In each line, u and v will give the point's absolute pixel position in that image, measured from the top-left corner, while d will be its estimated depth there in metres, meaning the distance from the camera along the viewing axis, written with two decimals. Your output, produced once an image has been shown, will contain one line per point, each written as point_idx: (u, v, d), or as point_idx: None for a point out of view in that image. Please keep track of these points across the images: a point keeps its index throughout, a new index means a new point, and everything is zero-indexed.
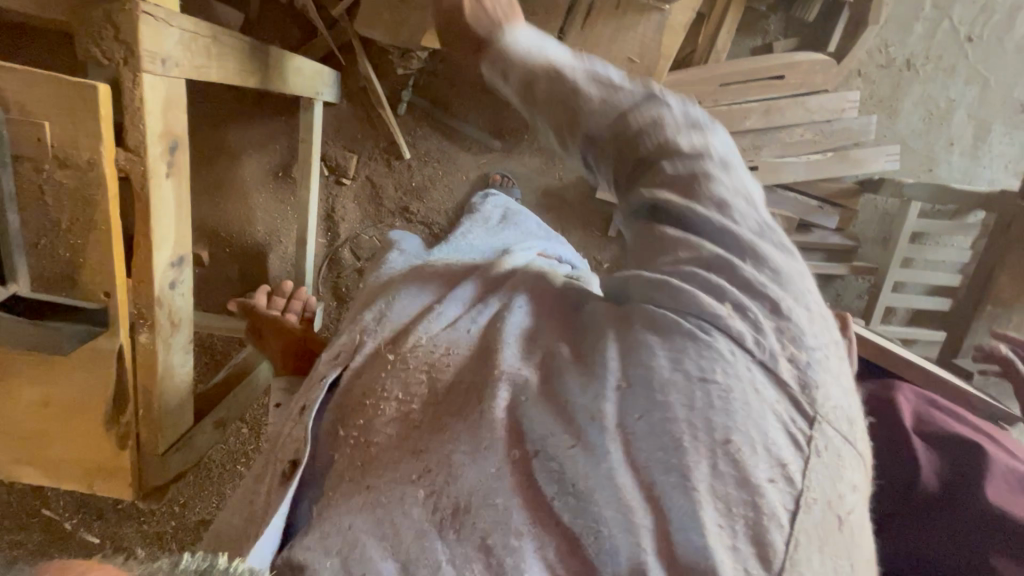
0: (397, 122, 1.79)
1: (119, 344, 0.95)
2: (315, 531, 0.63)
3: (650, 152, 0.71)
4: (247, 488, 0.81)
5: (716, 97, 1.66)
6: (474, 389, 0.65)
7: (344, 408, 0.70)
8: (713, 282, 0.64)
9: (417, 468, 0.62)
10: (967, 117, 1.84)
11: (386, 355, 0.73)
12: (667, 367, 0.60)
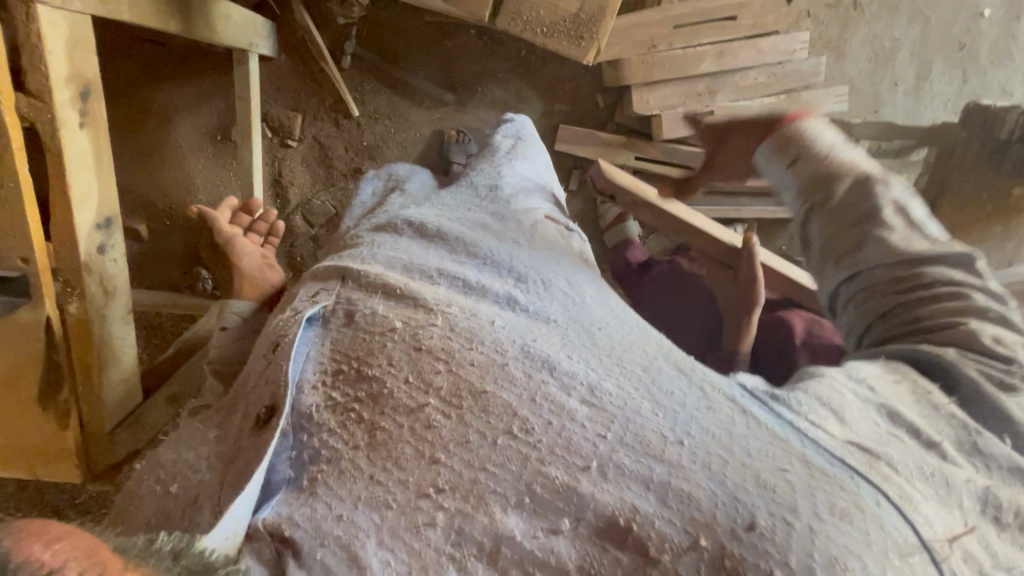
0: (342, 77, 1.70)
1: (45, 316, 0.87)
2: (306, 505, 0.60)
3: (938, 306, 0.78)
4: (199, 423, 0.76)
5: (670, 40, 1.65)
6: (497, 376, 0.65)
7: (342, 374, 0.69)
8: (891, 405, 0.68)
9: (421, 455, 0.61)
10: (911, 57, 1.88)
11: (394, 327, 0.71)
12: (793, 457, 0.59)
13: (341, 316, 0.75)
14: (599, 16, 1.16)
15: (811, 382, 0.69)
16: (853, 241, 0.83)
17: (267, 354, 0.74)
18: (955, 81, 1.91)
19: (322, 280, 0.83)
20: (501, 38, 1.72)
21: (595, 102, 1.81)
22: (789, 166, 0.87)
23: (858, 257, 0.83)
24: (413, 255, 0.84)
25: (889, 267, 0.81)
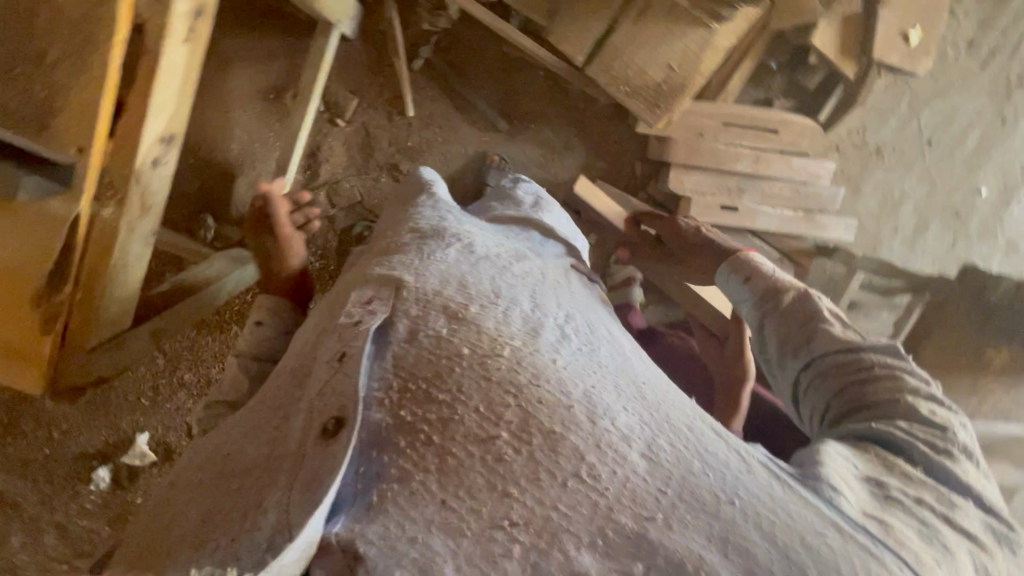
0: (409, 76, 1.74)
1: (75, 213, 0.82)
2: (379, 523, 0.62)
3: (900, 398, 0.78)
4: (265, 420, 0.80)
5: (717, 134, 1.77)
6: (566, 423, 0.67)
7: (408, 389, 0.70)
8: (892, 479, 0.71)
9: (493, 486, 0.64)
10: (913, 211, 2.06)
11: (460, 351, 0.73)
12: (822, 526, 0.62)
13: (406, 328, 0.76)
14: (680, 90, 1.27)
15: (814, 454, 0.72)
16: (801, 338, 0.89)
17: (329, 361, 0.75)
18: (945, 245, 2.09)
19: (377, 287, 0.82)
20: (565, 87, 1.81)
21: (632, 168, 1.90)
22: (746, 283, 1.01)
23: (807, 345, 0.88)
24: (465, 273, 0.85)
25: (831, 354, 0.85)
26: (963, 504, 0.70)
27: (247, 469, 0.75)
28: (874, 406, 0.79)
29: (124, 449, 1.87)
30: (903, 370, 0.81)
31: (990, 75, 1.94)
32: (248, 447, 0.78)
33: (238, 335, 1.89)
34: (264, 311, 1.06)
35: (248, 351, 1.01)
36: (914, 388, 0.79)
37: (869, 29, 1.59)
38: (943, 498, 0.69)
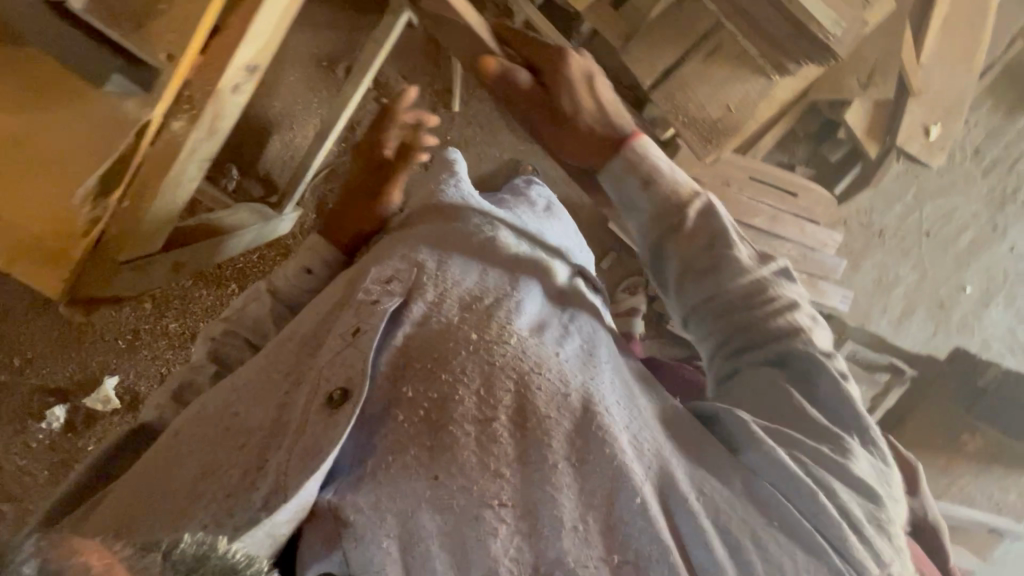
0: (462, 73, 1.78)
1: (150, 118, 0.81)
2: (376, 491, 0.72)
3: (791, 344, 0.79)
4: (269, 379, 0.85)
5: (741, 186, 1.85)
6: (561, 409, 0.77)
7: (413, 369, 0.80)
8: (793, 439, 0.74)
9: (483, 464, 0.73)
10: (903, 295, 2.17)
11: (468, 335, 0.82)
12: (754, 506, 0.71)
13: (421, 313, 0.85)
14: (735, 131, 1.22)
15: (730, 426, 0.77)
16: (702, 266, 0.83)
17: (341, 334, 0.83)
18: (926, 332, 2.18)
19: (395, 270, 0.90)
20: None
21: None
22: (643, 189, 0.86)
23: (715, 276, 0.82)
24: (487, 266, 0.94)
25: (735, 287, 0.81)
26: (857, 449, 0.74)
27: (246, 424, 0.80)
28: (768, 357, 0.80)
29: (87, 390, 1.76)
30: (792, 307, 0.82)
31: (989, 183, 2.09)
32: (248, 402, 0.83)
33: (235, 295, 1.82)
34: (315, 261, 1.10)
35: (283, 293, 1.10)
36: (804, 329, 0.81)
37: (893, 119, 1.72)
38: (838, 445, 0.74)
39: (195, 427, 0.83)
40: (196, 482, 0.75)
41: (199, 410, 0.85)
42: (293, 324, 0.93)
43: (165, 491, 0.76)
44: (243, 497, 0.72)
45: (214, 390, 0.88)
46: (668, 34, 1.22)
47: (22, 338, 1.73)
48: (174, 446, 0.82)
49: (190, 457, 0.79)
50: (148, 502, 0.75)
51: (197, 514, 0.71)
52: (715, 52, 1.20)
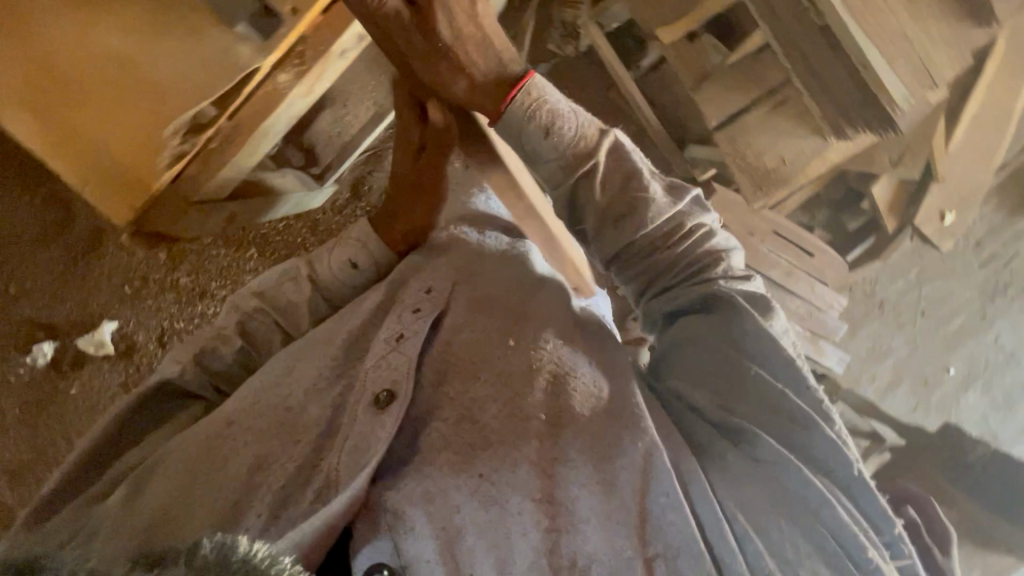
0: None
1: (259, 64, 0.92)
2: (421, 489, 0.72)
3: (729, 302, 0.80)
4: (311, 373, 0.83)
5: (764, 238, 1.91)
6: (592, 413, 0.75)
7: (454, 373, 0.80)
8: (767, 407, 0.74)
9: (521, 462, 0.72)
10: (892, 367, 2.26)
11: (506, 340, 0.81)
12: (758, 493, 0.70)
13: (459, 318, 0.85)
14: (787, 182, 1.28)
15: (712, 406, 0.76)
16: (618, 214, 0.87)
17: (385, 337, 0.83)
18: (907, 406, 2.27)
19: (434, 277, 0.91)
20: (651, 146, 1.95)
21: None
22: (546, 138, 0.86)
23: (629, 216, 0.86)
24: (522, 271, 0.93)
25: (647, 228, 0.86)
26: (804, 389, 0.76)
27: (299, 422, 0.79)
28: (714, 322, 0.80)
29: (81, 331, 1.68)
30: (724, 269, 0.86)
31: (984, 275, 2.22)
32: (297, 401, 0.80)
33: (252, 261, 1.77)
34: (361, 253, 0.99)
35: (324, 280, 0.98)
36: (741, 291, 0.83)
37: (914, 200, 1.83)
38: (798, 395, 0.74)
39: (234, 428, 0.79)
40: (249, 484, 0.74)
41: (238, 407, 0.81)
42: (334, 323, 0.90)
43: (208, 500, 0.73)
44: (298, 491, 0.73)
45: (249, 385, 0.84)
46: (739, 82, 1.26)
47: (25, 266, 1.66)
48: (209, 444, 0.78)
49: (235, 457, 0.76)
50: (190, 503, 0.73)
51: (251, 514, 0.72)
52: (779, 106, 1.27)
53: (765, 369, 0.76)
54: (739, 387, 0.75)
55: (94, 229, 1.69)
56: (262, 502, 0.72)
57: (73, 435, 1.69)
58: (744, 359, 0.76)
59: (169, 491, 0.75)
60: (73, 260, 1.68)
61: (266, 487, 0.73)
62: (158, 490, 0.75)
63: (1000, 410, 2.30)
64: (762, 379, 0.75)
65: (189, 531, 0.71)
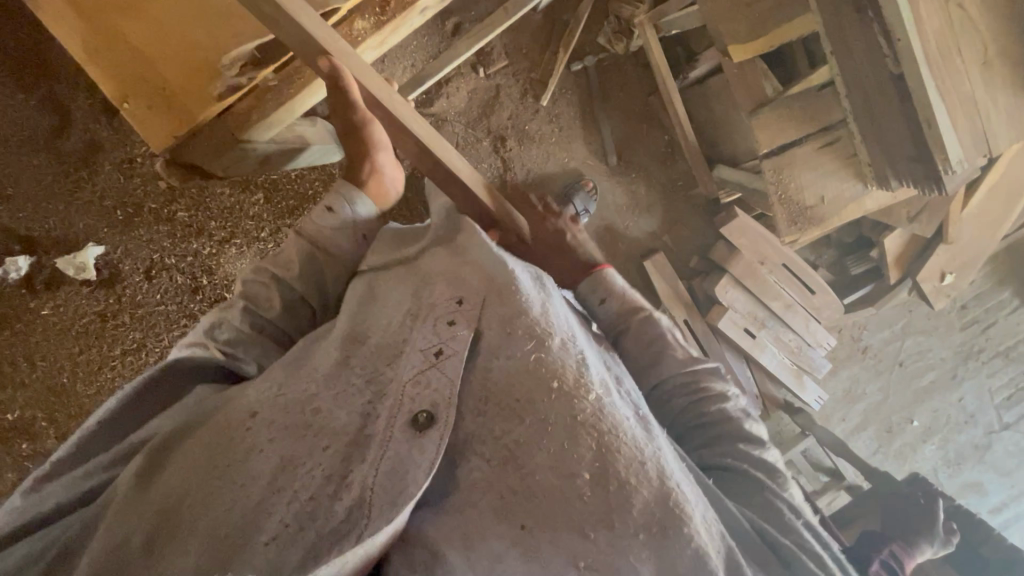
0: (562, 72, 1.81)
1: None
2: (459, 526, 0.66)
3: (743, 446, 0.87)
4: (340, 375, 0.73)
5: (772, 268, 1.93)
6: (642, 477, 0.67)
7: (494, 407, 0.70)
8: (789, 534, 0.79)
9: (569, 524, 0.65)
10: (862, 411, 2.34)
11: (549, 383, 0.71)
12: None
13: (497, 342, 0.75)
14: (821, 222, 1.33)
15: (753, 530, 0.77)
16: (647, 361, 0.91)
17: (422, 349, 0.73)
18: (870, 448, 2.38)
19: (467, 286, 0.79)
20: (679, 158, 1.96)
21: (689, 258, 2.03)
22: (604, 304, 0.93)
23: (656, 367, 0.90)
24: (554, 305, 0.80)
25: (672, 376, 0.90)
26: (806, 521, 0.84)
27: (325, 427, 0.68)
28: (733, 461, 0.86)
29: (62, 251, 1.58)
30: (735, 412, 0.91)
31: (962, 337, 2.33)
32: (326, 402, 0.70)
33: (259, 205, 1.69)
34: (340, 199, 0.88)
35: (308, 234, 0.87)
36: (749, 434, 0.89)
37: (920, 255, 1.88)
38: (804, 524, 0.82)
39: (255, 421, 0.68)
40: (268, 487, 0.63)
41: (260, 395, 0.71)
42: (365, 321, 0.79)
43: (217, 511, 0.62)
44: (325, 507, 0.62)
45: (267, 376, 0.74)
46: (792, 117, 1.28)
47: (8, 172, 1.53)
48: (224, 436, 0.67)
49: (253, 455, 0.65)
50: (196, 510, 0.62)
51: (266, 528, 0.60)
52: (830, 145, 1.29)
53: (779, 502, 0.82)
54: (763, 516, 0.81)
55: (90, 144, 1.56)
56: (283, 512, 0.61)
57: (38, 358, 1.59)
58: (766, 494, 0.83)
59: (176, 488, 0.64)
60: (63, 173, 1.55)
61: (291, 498, 0.62)
62: (163, 490, 0.64)
63: (951, 465, 2.43)
64: (780, 515, 0.81)
65: (195, 543, 0.59)
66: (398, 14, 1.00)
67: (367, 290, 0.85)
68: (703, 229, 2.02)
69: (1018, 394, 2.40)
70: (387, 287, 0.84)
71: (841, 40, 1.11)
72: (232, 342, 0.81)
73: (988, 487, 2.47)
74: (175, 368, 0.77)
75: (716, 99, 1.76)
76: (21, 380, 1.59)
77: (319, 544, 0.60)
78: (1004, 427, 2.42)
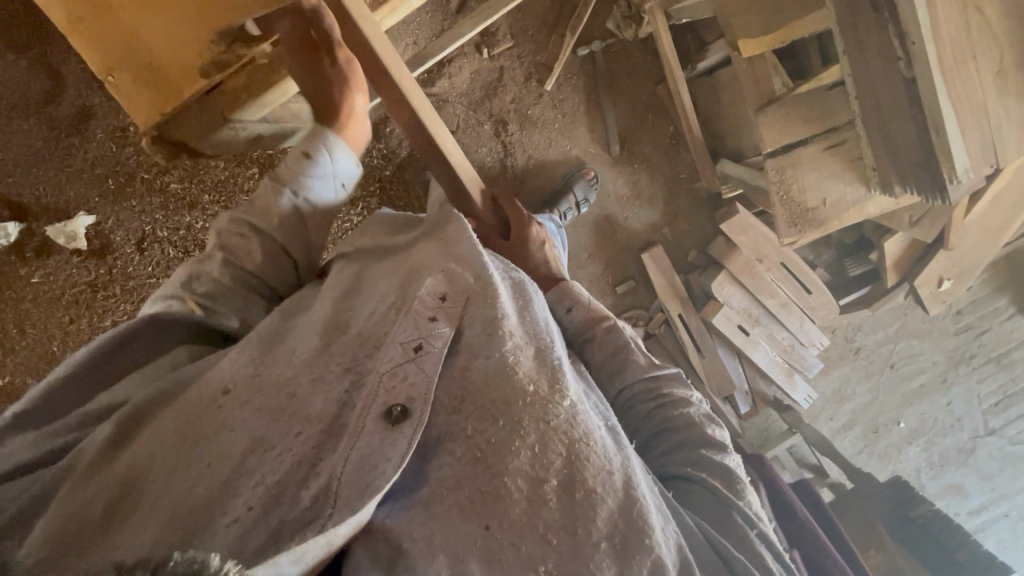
0: (568, 56, 1.77)
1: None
2: (425, 525, 0.66)
3: (709, 456, 0.90)
4: (313, 364, 0.71)
5: (770, 266, 1.92)
6: (608, 486, 0.71)
7: (469, 406, 0.71)
8: (749, 543, 0.81)
9: (533, 529, 0.66)
10: (850, 411, 2.36)
11: (525, 386, 0.72)
12: None
13: (478, 343, 0.74)
14: (821, 224, 1.30)
15: (714, 536, 0.80)
16: (612, 368, 0.96)
17: (402, 342, 0.72)
18: (854, 447, 2.40)
19: (451, 282, 0.78)
20: (683, 151, 1.93)
21: (687, 252, 2.02)
22: (568, 311, 0.98)
23: (620, 373, 0.96)
24: (536, 309, 0.83)
25: (634, 384, 0.95)
26: (766, 530, 0.87)
27: (300, 413, 0.67)
28: (698, 469, 0.89)
29: (53, 219, 1.56)
30: (704, 421, 0.94)
31: (956, 342, 2.33)
32: (303, 387, 0.69)
33: (252, 179, 1.66)
34: (314, 145, 0.83)
35: (282, 178, 0.84)
36: (718, 446, 0.92)
37: (918, 261, 1.87)
38: (763, 535, 0.85)
39: (228, 398, 0.67)
40: (235, 469, 0.62)
41: (236, 372, 0.69)
42: (344, 309, 0.79)
43: (184, 483, 0.61)
44: (289, 493, 0.62)
45: (242, 351, 0.72)
46: (801, 116, 1.28)
47: None
48: (196, 410, 0.66)
49: (224, 434, 0.65)
50: (162, 483, 0.60)
51: (230, 509, 0.60)
52: (837, 147, 1.26)
53: (742, 511, 0.85)
54: (725, 524, 0.83)
55: (82, 109, 1.53)
56: (247, 496, 0.61)
57: (28, 325, 1.59)
58: (728, 501, 0.85)
59: (143, 454, 0.62)
60: (53, 139, 1.52)
61: (258, 480, 0.62)
62: (129, 455, 0.62)
63: (934, 468, 2.45)
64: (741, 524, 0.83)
65: (154, 518, 0.58)
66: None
67: (350, 277, 0.86)
68: (703, 223, 2.01)
69: (1005, 401, 2.42)
70: (371, 278, 0.84)
71: (854, 38, 1.08)
72: (209, 296, 0.81)
73: (968, 490, 2.50)
74: (155, 325, 0.77)
75: (724, 92, 1.72)
76: (11, 346, 1.59)
77: (279, 530, 0.60)
78: (989, 432, 2.44)
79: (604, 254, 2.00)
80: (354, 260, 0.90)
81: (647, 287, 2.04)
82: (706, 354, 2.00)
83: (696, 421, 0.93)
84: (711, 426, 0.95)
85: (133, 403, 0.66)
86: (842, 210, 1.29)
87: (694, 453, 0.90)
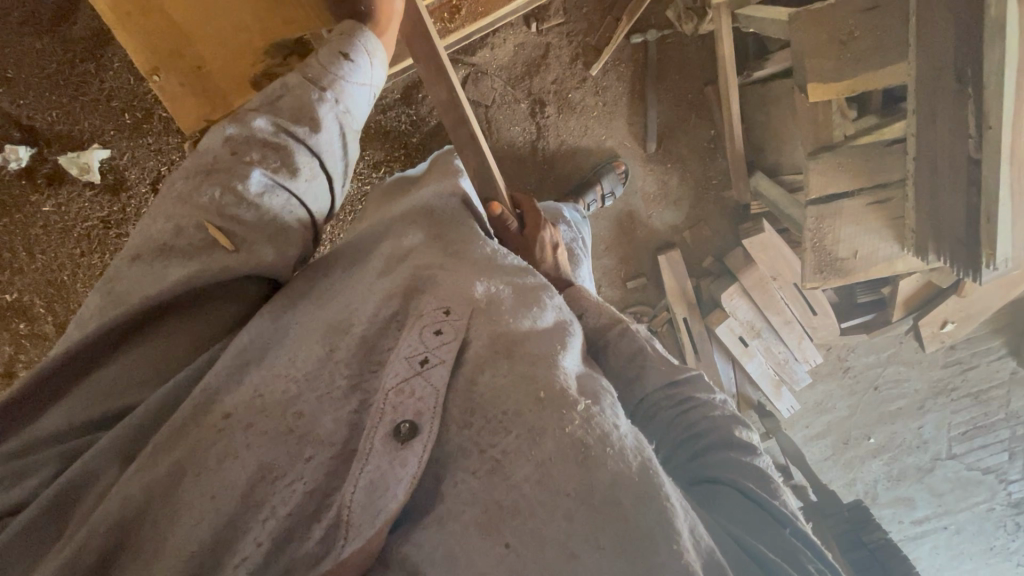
0: (621, 43, 1.68)
1: None
2: (443, 543, 0.63)
3: (740, 456, 0.82)
4: (326, 374, 0.71)
5: (783, 285, 1.92)
6: (629, 490, 0.62)
7: (480, 419, 0.68)
8: (793, 548, 0.74)
9: (551, 547, 0.60)
10: (826, 421, 2.47)
11: (537, 392, 0.68)
12: None
13: (484, 355, 0.72)
14: (847, 275, 1.32)
15: (756, 545, 0.71)
16: (629, 375, 0.88)
17: (407, 357, 0.72)
18: (822, 454, 2.53)
19: (459, 297, 0.77)
20: (719, 155, 1.87)
21: (703, 258, 2.01)
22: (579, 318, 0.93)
23: (639, 381, 0.87)
24: (538, 316, 0.78)
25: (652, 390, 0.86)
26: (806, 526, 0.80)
27: (309, 435, 0.67)
28: (732, 473, 0.80)
29: (65, 148, 1.50)
30: (731, 421, 0.86)
31: (940, 373, 2.41)
32: (310, 406, 0.69)
33: None
34: (348, 43, 0.86)
35: (312, 73, 0.84)
36: (748, 447, 0.84)
37: (928, 302, 1.89)
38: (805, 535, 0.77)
39: (229, 423, 0.67)
40: (243, 500, 0.62)
41: (235, 398, 0.69)
42: (342, 307, 0.79)
43: (187, 523, 0.61)
44: (301, 528, 0.62)
45: (233, 363, 0.72)
46: (851, 168, 1.26)
47: (7, 52, 1.40)
48: (195, 436, 0.66)
49: (227, 463, 0.64)
50: (162, 527, 0.62)
51: (239, 546, 0.60)
52: (878, 203, 1.26)
53: (782, 512, 0.77)
54: (767, 529, 0.75)
55: (98, 35, 1.44)
56: (258, 531, 0.61)
57: (38, 251, 1.57)
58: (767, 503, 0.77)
59: (136, 494, 0.62)
60: (68, 63, 1.43)
61: (268, 514, 0.62)
62: (120, 494, 0.62)
63: (890, 480, 2.60)
64: (783, 528, 0.75)
65: (163, 563, 0.60)
66: (463, 24, 1.24)
67: (355, 282, 0.84)
68: (722, 230, 1.98)
69: (973, 432, 2.53)
70: (366, 286, 0.82)
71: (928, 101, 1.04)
72: (194, 299, 0.79)
73: (916, 502, 2.67)
74: (136, 322, 0.76)
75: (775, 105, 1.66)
76: (19, 267, 1.58)
77: (291, 568, 0.61)
78: (951, 456, 2.57)
79: (620, 248, 1.97)
80: (371, 257, 0.89)
81: (657, 286, 2.04)
82: (703, 357, 2.02)
83: (724, 423, 0.85)
84: (738, 425, 0.87)
85: (129, 437, 0.68)
86: (871, 249, 1.29)
87: (725, 454, 0.82)
